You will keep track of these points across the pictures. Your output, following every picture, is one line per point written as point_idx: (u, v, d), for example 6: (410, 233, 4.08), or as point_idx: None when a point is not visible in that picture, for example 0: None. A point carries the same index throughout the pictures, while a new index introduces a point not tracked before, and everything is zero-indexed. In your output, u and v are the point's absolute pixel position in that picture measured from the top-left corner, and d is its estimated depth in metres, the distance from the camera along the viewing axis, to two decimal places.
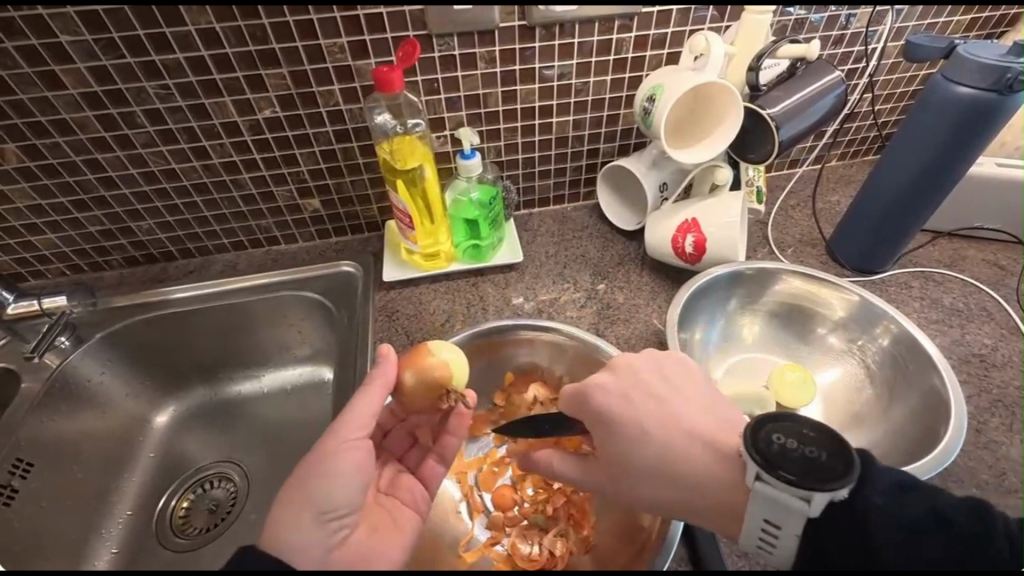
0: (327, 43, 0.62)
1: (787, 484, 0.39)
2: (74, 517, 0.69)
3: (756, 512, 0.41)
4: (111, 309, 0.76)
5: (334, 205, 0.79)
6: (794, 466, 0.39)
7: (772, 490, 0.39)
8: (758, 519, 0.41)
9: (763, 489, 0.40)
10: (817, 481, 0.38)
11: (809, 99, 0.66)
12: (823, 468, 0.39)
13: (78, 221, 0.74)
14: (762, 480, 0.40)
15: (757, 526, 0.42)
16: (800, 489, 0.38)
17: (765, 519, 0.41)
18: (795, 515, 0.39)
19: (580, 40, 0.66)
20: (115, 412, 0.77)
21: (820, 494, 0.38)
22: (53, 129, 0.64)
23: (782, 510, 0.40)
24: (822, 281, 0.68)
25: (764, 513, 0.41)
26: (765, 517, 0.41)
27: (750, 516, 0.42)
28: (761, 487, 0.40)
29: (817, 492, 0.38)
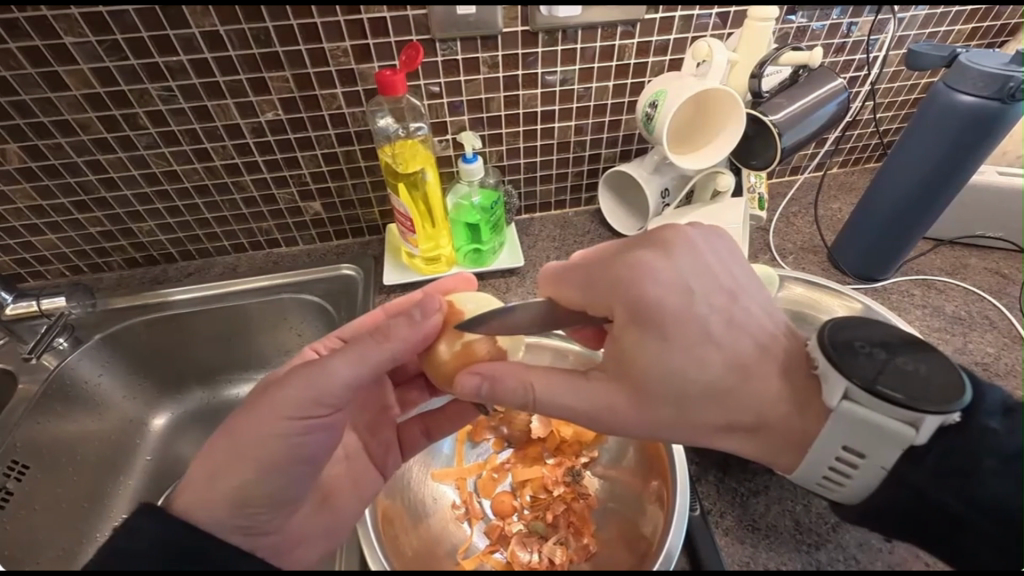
0: (331, 47, 0.62)
1: (891, 405, 0.38)
2: (67, 521, 0.68)
3: (838, 437, 0.40)
4: (110, 310, 0.76)
5: (335, 208, 0.79)
6: (901, 386, 0.38)
7: (862, 409, 0.39)
8: (837, 448, 0.41)
9: (849, 409, 0.39)
10: (925, 402, 0.37)
11: (811, 106, 0.66)
12: (932, 389, 0.38)
13: (79, 222, 0.73)
14: (849, 399, 0.39)
15: (834, 455, 0.41)
16: (912, 410, 0.37)
17: (844, 447, 0.40)
18: (893, 442, 0.39)
19: (583, 45, 0.67)
20: (112, 413, 0.77)
21: (932, 418, 0.37)
22: (55, 130, 0.64)
23: (879, 437, 0.39)
24: (827, 289, 0.68)
25: (846, 439, 0.40)
26: (845, 444, 0.40)
27: (829, 442, 0.41)
28: (849, 409, 0.39)
29: (929, 415, 0.37)
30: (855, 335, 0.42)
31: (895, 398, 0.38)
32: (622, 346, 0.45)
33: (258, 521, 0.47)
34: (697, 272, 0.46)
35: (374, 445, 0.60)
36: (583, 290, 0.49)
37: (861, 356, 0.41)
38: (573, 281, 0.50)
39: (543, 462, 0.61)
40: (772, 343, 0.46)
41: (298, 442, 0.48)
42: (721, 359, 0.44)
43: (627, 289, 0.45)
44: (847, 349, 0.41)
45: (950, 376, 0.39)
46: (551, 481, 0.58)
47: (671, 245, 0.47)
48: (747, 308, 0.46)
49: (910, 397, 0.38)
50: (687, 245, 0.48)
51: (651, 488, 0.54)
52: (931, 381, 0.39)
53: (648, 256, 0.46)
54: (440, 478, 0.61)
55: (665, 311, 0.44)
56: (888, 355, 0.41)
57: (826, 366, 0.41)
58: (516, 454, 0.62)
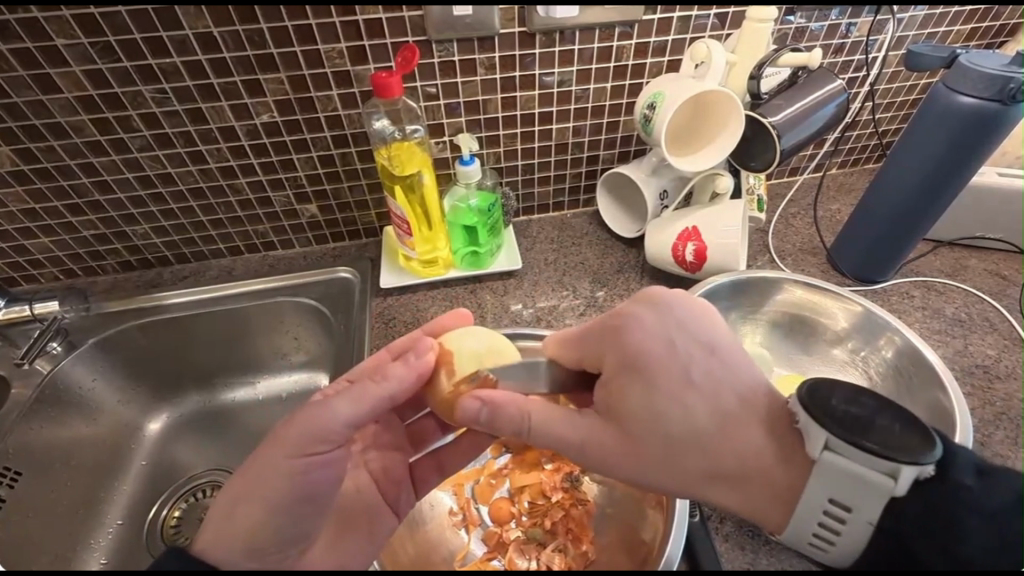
0: (327, 48, 0.62)
1: (868, 455, 0.39)
2: (60, 528, 0.67)
3: (824, 491, 0.42)
4: (104, 315, 0.75)
5: (332, 210, 0.78)
6: (876, 437, 0.40)
7: (842, 460, 0.40)
8: (824, 500, 0.42)
9: (831, 460, 0.41)
10: (898, 450, 0.39)
11: (810, 107, 0.65)
12: (906, 439, 0.40)
13: (72, 225, 0.73)
14: (830, 450, 0.41)
15: (822, 508, 0.42)
16: (888, 461, 0.39)
17: (830, 500, 0.42)
18: (875, 493, 0.40)
19: (580, 47, 0.66)
20: (106, 419, 0.76)
21: (907, 468, 0.38)
22: (48, 133, 0.63)
23: (862, 486, 0.40)
24: (829, 292, 0.67)
25: (831, 493, 0.41)
26: (831, 497, 0.42)
27: (814, 496, 0.42)
28: (830, 459, 0.41)
29: (905, 465, 0.38)
30: (831, 386, 0.44)
31: (870, 448, 0.39)
32: (609, 396, 0.46)
33: (272, 556, 0.46)
34: (679, 325, 0.47)
35: (387, 486, 0.57)
36: (579, 347, 0.49)
37: (838, 408, 0.42)
38: (572, 332, 0.51)
39: (541, 468, 0.60)
40: (754, 395, 0.46)
41: (308, 477, 0.47)
42: (700, 403, 0.44)
43: (616, 341, 0.46)
44: (823, 401, 0.43)
45: (923, 428, 0.41)
46: (549, 487, 0.58)
47: (654, 301, 0.48)
48: (732, 367, 0.46)
49: (885, 447, 0.39)
50: (667, 302, 0.48)
51: (649, 492, 0.53)
52: (907, 434, 0.40)
53: (635, 310, 0.48)
54: (440, 483, 0.61)
55: (648, 364, 0.44)
56: (863, 408, 0.42)
57: (806, 420, 0.42)
58: (514, 459, 0.62)
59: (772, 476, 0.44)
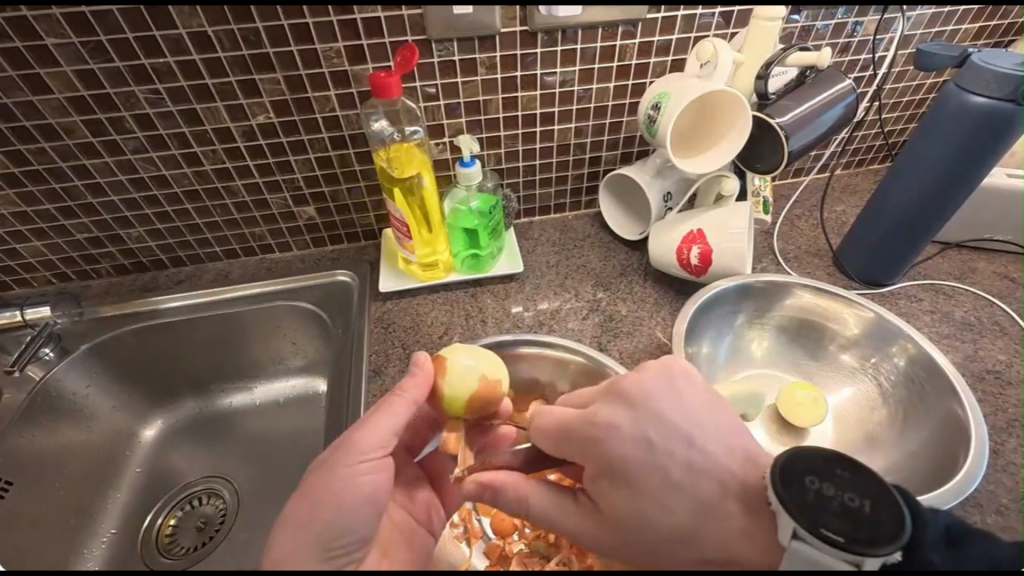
0: (324, 48, 0.60)
1: (834, 547, 0.34)
2: (53, 537, 0.66)
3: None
4: (98, 320, 0.74)
5: (330, 212, 0.77)
6: (841, 525, 0.35)
7: (814, 554, 0.35)
8: None
9: (798, 548, 0.35)
10: (866, 542, 0.34)
11: (818, 108, 0.64)
12: (872, 526, 0.35)
13: (65, 228, 0.71)
14: (798, 537, 0.36)
15: None
16: (851, 553, 0.34)
17: None
18: None
19: (583, 46, 0.65)
20: (101, 425, 0.75)
21: (873, 559, 0.34)
22: (39, 135, 0.62)
23: None
24: (836, 297, 0.66)
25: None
26: None
27: None
28: (799, 550, 0.35)
29: (869, 558, 0.34)
30: (806, 465, 0.38)
31: (834, 538, 0.34)
32: (595, 493, 0.42)
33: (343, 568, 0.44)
34: (654, 420, 0.41)
35: (416, 511, 0.53)
36: (556, 443, 0.44)
37: (810, 493, 0.37)
38: (545, 426, 0.45)
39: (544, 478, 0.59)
40: (745, 475, 0.41)
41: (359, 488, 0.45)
42: (687, 502, 0.40)
43: (592, 448, 0.42)
44: (796, 483, 0.37)
45: (895, 513, 0.35)
46: None
47: (626, 393, 0.43)
48: (718, 448, 0.42)
49: (853, 538, 0.34)
50: (643, 394, 0.43)
51: None
52: (878, 521, 0.35)
53: (603, 411, 0.43)
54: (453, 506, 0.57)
55: (624, 469, 0.41)
56: (836, 492, 0.37)
57: (774, 503, 0.37)
58: None
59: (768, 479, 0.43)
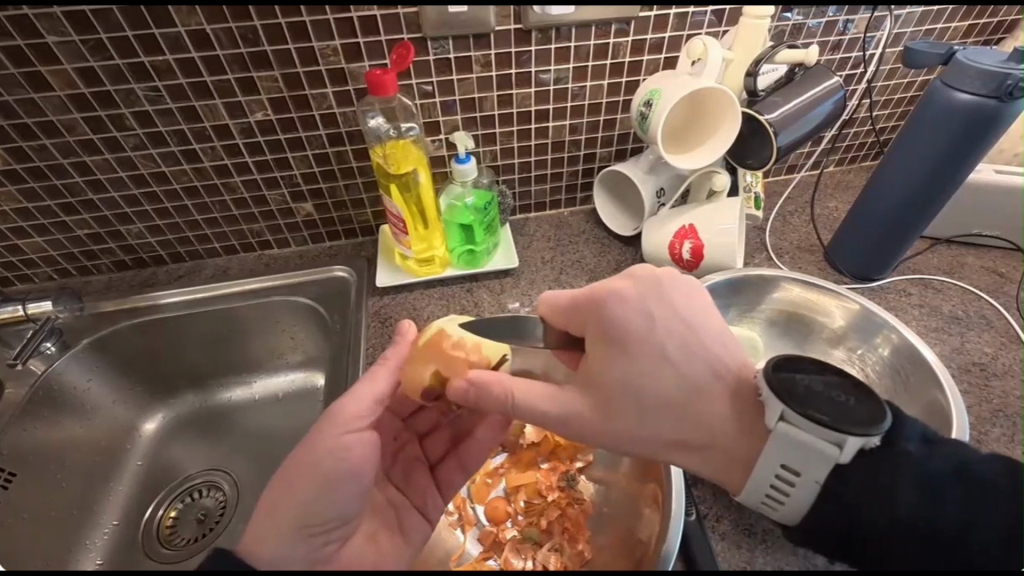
0: (321, 46, 0.61)
1: (820, 425, 0.39)
2: (55, 530, 0.67)
3: (776, 457, 0.42)
4: (99, 315, 0.75)
5: (328, 209, 0.78)
6: (827, 409, 0.40)
7: (796, 430, 0.40)
8: (775, 466, 0.42)
9: (785, 430, 0.41)
10: (850, 424, 0.39)
11: (806, 105, 0.65)
12: (854, 413, 0.40)
13: (66, 224, 0.72)
14: (785, 420, 0.41)
15: (773, 474, 0.43)
16: (835, 432, 0.39)
17: (782, 465, 0.42)
18: (821, 461, 0.40)
19: (577, 43, 0.66)
20: (103, 420, 0.76)
21: (854, 439, 0.39)
22: (40, 132, 0.63)
23: (809, 454, 0.40)
24: (826, 290, 0.67)
25: (784, 458, 0.42)
26: (783, 462, 0.42)
27: (767, 461, 0.42)
28: (784, 429, 0.41)
29: (851, 436, 0.39)
30: (795, 367, 0.44)
31: (820, 418, 0.39)
32: (581, 422, 0.47)
33: (320, 544, 0.45)
34: (658, 299, 0.48)
35: (411, 491, 0.56)
36: (567, 311, 0.51)
37: (800, 388, 0.42)
38: (559, 302, 0.53)
39: (537, 468, 0.60)
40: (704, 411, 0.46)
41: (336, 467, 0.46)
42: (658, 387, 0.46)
43: (598, 313, 0.49)
44: (787, 376, 0.43)
45: (873, 407, 0.41)
46: (545, 486, 0.58)
47: (641, 276, 0.50)
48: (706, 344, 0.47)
49: (837, 419, 0.40)
50: (655, 281, 0.50)
51: (646, 490, 0.53)
52: (859, 409, 0.41)
53: (620, 284, 0.50)
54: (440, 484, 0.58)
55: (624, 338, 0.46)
56: (824, 387, 0.42)
57: (765, 391, 0.42)
58: (511, 458, 0.62)
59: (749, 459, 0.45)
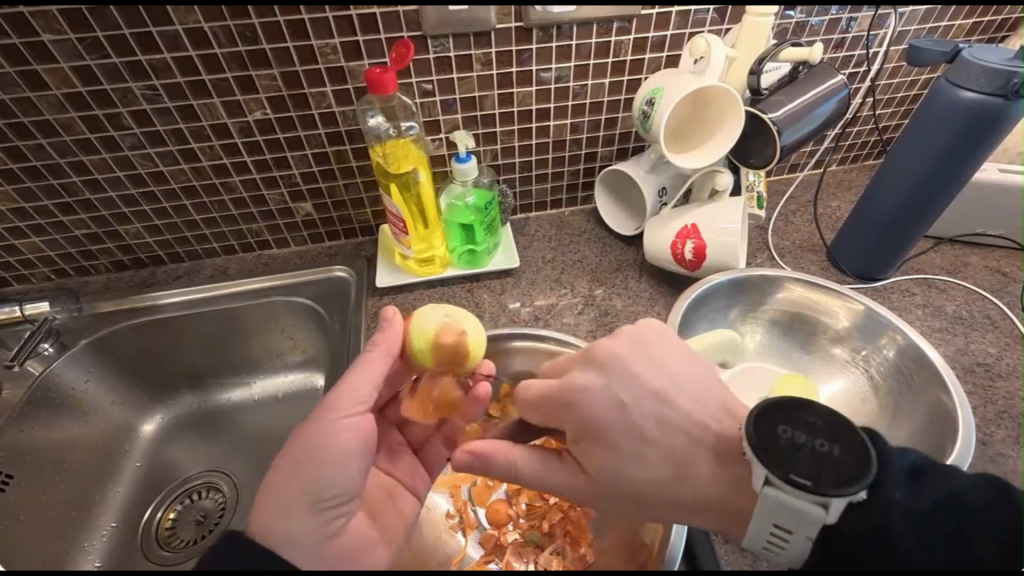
0: (320, 44, 0.61)
1: (799, 490, 0.39)
2: (54, 532, 0.66)
3: (766, 518, 0.41)
4: (97, 315, 0.74)
5: (327, 209, 0.78)
6: (807, 470, 0.40)
7: (784, 496, 0.39)
8: (767, 524, 0.41)
9: (772, 495, 0.40)
10: (830, 485, 0.39)
11: (809, 104, 0.65)
12: (837, 466, 0.40)
13: (63, 225, 0.72)
14: (771, 485, 0.40)
15: (767, 530, 0.42)
16: (818, 495, 0.38)
17: (774, 524, 0.41)
18: (809, 522, 0.39)
19: (578, 42, 0.65)
20: (100, 420, 0.75)
21: (837, 500, 0.38)
22: (36, 131, 0.62)
23: (798, 517, 0.40)
24: (829, 290, 0.66)
25: (774, 518, 0.41)
26: (773, 522, 0.41)
27: (758, 522, 0.42)
28: (771, 494, 0.40)
29: (835, 497, 0.38)
30: (777, 418, 0.43)
31: (798, 482, 0.39)
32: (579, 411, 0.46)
33: (328, 519, 0.45)
34: (649, 368, 0.47)
35: (400, 473, 0.56)
36: (536, 402, 0.49)
37: (782, 443, 0.41)
38: None
39: None
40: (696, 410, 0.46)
41: (343, 445, 0.46)
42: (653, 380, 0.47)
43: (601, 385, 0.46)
44: (768, 433, 0.42)
45: (861, 454, 0.40)
46: (547, 489, 0.58)
47: (631, 337, 0.49)
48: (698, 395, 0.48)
49: (818, 482, 0.39)
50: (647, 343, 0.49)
51: None
52: (844, 463, 0.40)
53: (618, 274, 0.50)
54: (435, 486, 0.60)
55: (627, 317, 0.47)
56: (807, 437, 0.41)
57: (748, 453, 0.41)
58: None
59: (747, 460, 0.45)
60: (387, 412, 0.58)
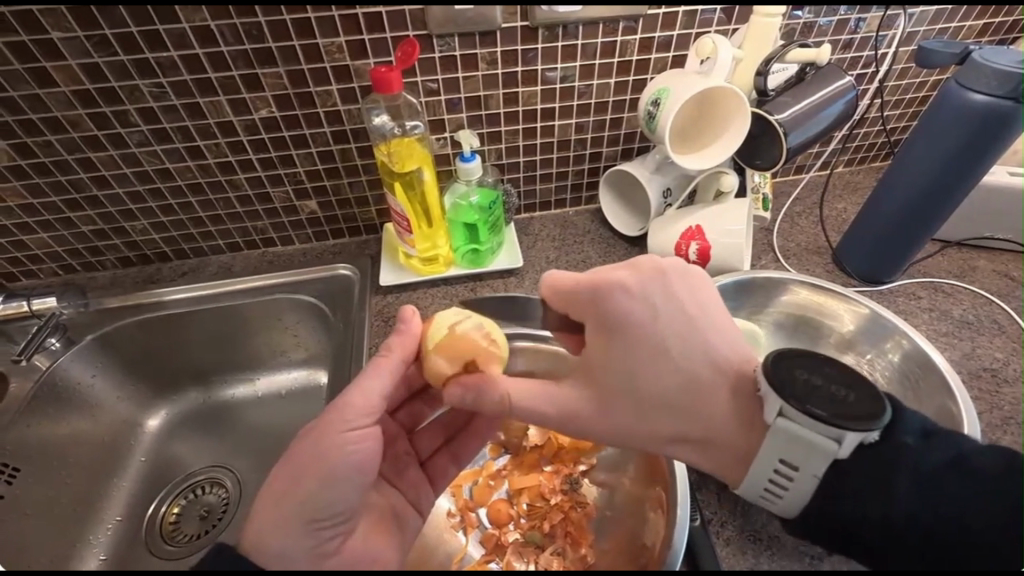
0: (326, 43, 0.61)
1: (818, 420, 0.41)
2: (59, 526, 0.67)
3: (774, 451, 0.43)
4: (103, 311, 0.75)
5: (332, 207, 0.78)
6: (823, 404, 0.41)
7: (796, 425, 0.41)
8: (774, 460, 0.43)
9: (784, 425, 0.42)
10: (847, 419, 0.40)
11: (816, 106, 0.64)
12: (852, 407, 0.42)
13: (70, 220, 0.72)
14: (785, 415, 0.42)
15: (771, 467, 0.43)
16: (832, 426, 0.40)
17: (780, 460, 0.43)
18: (819, 454, 0.41)
19: (584, 41, 0.65)
20: (106, 416, 0.76)
21: (852, 434, 0.40)
22: (45, 127, 0.63)
23: (807, 450, 0.41)
24: (833, 292, 0.66)
25: (782, 451, 0.42)
26: (781, 456, 0.42)
27: (765, 456, 0.43)
28: (783, 424, 0.42)
29: (848, 431, 0.40)
30: (795, 362, 0.45)
31: (816, 412, 0.41)
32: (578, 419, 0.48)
33: (325, 538, 0.45)
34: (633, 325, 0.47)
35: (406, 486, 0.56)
36: (571, 302, 0.50)
37: (800, 381, 0.43)
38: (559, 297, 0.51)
39: (540, 470, 0.60)
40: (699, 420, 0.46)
41: (345, 461, 0.46)
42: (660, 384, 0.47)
43: (602, 303, 0.48)
44: (786, 372, 0.44)
45: (873, 400, 0.42)
46: (548, 489, 0.58)
47: (642, 269, 0.50)
48: (703, 334, 0.49)
49: (833, 414, 0.41)
50: (656, 275, 0.50)
51: (650, 494, 0.53)
52: (857, 404, 0.42)
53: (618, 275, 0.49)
54: None
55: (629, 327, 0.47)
56: (824, 380, 0.43)
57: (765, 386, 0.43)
58: (514, 460, 0.62)
59: (752, 450, 0.46)
60: (399, 416, 0.61)
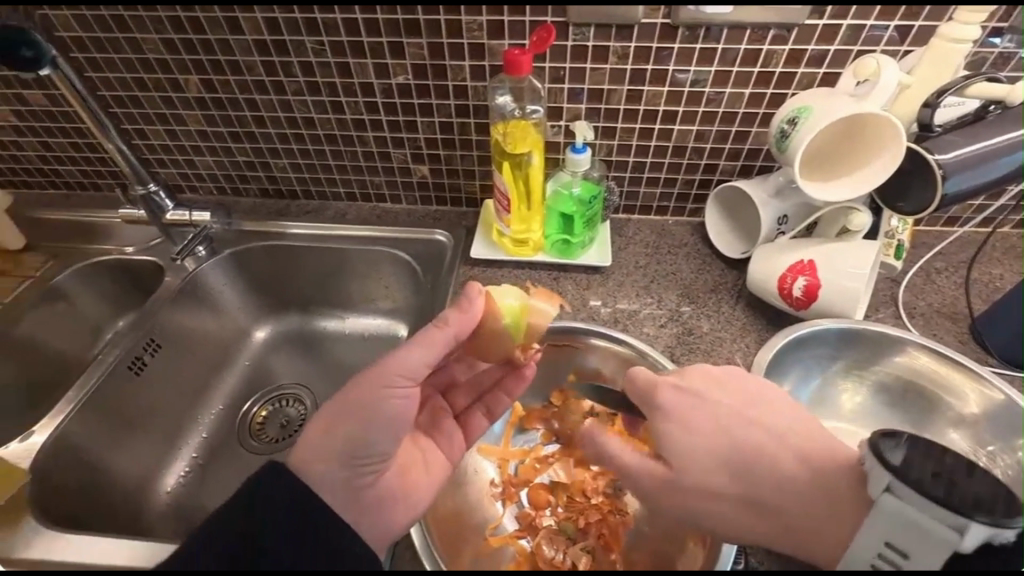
0: (468, 20, 0.64)
1: (932, 504, 0.39)
2: (178, 400, 0.81)
3: (879, 533, 0.42)
4: (241, 232, 0.87)
5: (441, 174, 0.82)
6: (939, 487, 0.40)
7: (907, 507, 0.40)
8: (879, 543, 0.42)
9: (889, 503, 0.41)
10: (973, 508, 0.39)
11: (995, 149, 0.55)
12: (976, 496, 0.39)
13: (231, 150, 0.84)
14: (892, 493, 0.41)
15: (875, 551, 0.42)
16: (949, 512, 0.39)
17: (887, 542, 0.41)
18: (937, 544, 0.40)
19: (725, 46, 0.62)
20: (226, 319, 0.89)
21: (978, 525, 0.38)
22: (227, 68, 0.74)
23: (917, 535, 0.40)
24: (962, 367, 0.59)
25: (888, 535, 0.41)
26: (887, 539, 0.41)
27: (869, 537, 0.42)
28: (891, 502, 0.41)
29: (971, 522, 0.38)
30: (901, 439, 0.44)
31: (929, 495, 0.39)
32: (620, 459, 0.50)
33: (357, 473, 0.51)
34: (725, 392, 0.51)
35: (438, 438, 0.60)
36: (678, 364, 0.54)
37: (909, 460, 0.42)
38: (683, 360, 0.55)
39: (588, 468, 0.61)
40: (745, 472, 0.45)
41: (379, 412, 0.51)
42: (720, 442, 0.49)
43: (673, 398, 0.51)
44: (893, 451, 0.43)
45: (999, 489, 0.40)
46: (590, 488, 0.60)
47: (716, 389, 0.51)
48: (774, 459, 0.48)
49: (950, 500, 0.39)
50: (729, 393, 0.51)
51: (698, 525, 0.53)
52: (982, 492, 0.40)
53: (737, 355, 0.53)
54: (483, 453, 0.63)
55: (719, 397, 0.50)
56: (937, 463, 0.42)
57: (871, 460, 0.43)
58: (563, 451, 0.64)
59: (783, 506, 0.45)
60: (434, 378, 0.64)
